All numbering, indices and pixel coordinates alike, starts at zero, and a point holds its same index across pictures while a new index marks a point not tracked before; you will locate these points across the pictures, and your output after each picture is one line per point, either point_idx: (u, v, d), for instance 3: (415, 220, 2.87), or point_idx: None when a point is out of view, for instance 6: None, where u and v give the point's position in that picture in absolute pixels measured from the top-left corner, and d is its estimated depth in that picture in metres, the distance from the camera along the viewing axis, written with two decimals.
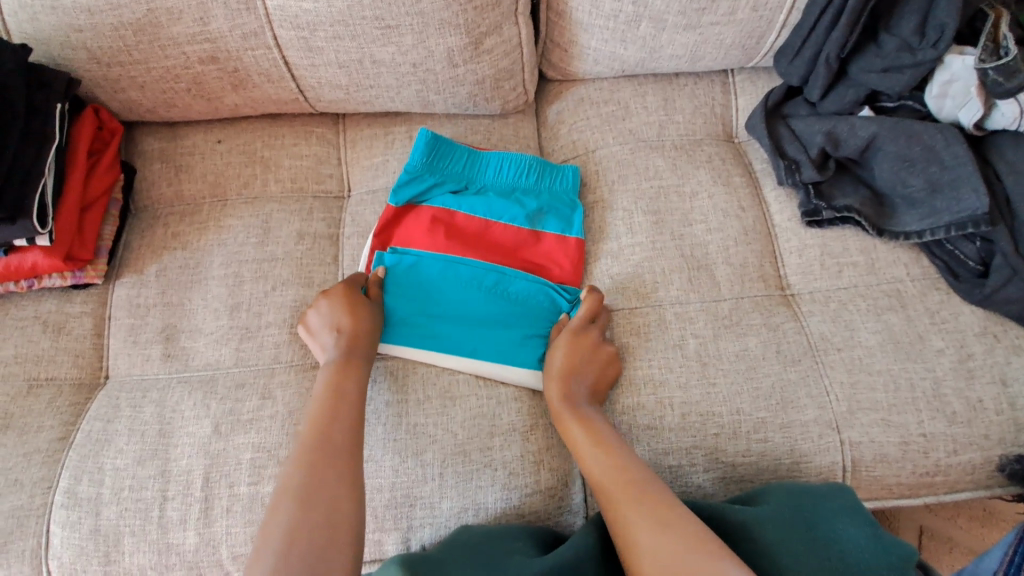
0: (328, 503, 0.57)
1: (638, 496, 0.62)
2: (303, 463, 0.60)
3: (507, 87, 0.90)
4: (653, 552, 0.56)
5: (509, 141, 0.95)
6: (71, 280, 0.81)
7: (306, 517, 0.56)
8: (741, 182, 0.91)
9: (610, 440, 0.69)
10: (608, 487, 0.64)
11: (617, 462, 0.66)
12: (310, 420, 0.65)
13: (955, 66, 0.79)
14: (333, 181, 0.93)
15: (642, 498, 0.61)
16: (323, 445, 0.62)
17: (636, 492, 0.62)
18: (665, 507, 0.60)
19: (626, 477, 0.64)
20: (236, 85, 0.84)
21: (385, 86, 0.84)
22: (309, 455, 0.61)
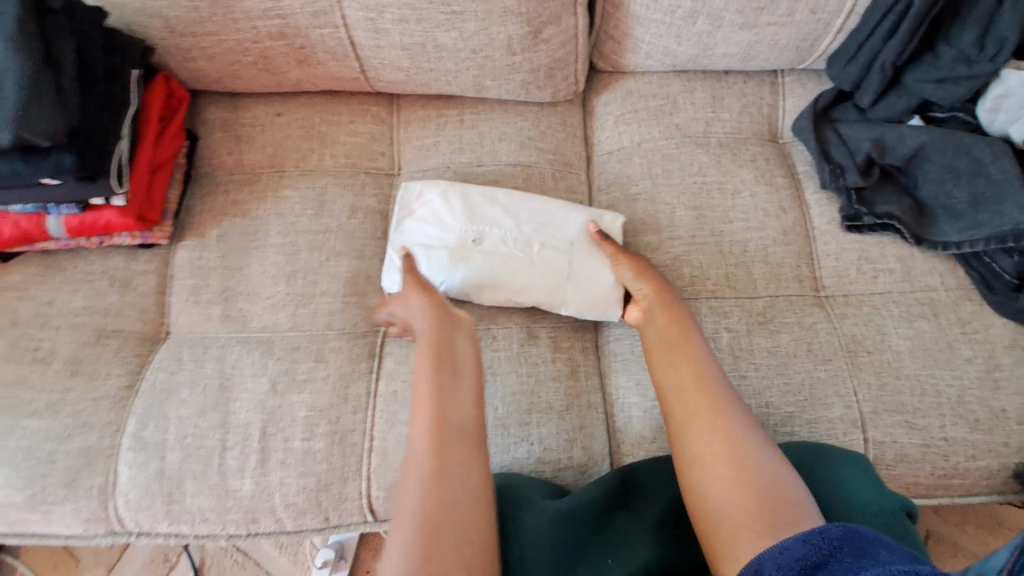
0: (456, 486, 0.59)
1: (716, 417, 0.62)
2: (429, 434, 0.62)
3: (560, 77, 0.92)
4: (722, 466, 0.59)
5: (556, 130, 0.98)
6: (139, 240, 0.86)
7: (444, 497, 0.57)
8: (783, 183, 0.92)
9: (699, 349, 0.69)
10: (677, 396, 0.65)
11: (705, 373, 0.66)
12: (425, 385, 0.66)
13: (1012, 80, 0.80)
14: (385, 159, 0.96)
15: (720, 406, 0.63)
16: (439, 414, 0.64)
17: (717, 411, 0.63)
18: (744, 438, 0.60)
19: (709, 392, 0.64)
20: (301, 62, 0.86)
21: (444, 70, 0.87)
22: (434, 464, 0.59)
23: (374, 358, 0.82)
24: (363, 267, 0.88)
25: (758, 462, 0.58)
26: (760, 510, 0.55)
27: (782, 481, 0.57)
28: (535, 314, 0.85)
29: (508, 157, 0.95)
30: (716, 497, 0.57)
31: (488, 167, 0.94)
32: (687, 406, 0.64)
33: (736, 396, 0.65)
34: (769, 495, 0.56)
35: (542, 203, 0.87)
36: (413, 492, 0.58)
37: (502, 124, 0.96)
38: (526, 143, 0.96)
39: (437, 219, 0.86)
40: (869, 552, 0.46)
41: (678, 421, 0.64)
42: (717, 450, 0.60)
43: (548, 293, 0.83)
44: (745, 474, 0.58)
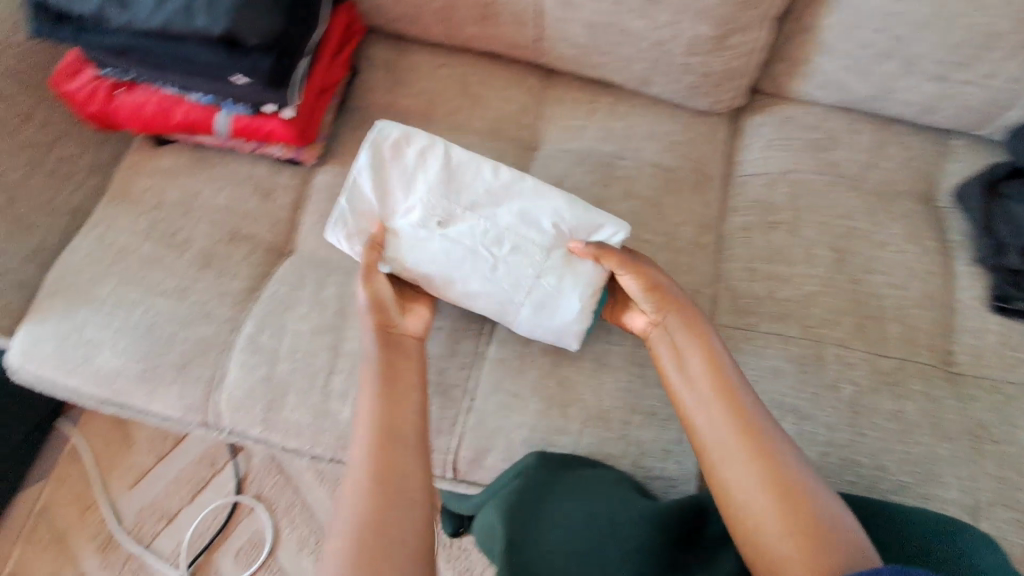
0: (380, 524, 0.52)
1: (761, 462, 0.59)
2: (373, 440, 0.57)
3: (727, 88, 0.90)
4: (773, 519, 0.56)
5: (704, 140, 0.96)
6: (292, 154, 0.88)
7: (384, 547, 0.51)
8: (933, 247, 0.88)
9: (744, 392, 0.64)
10: (710, 442, 0.62)
11: (744, 419, 0.62)
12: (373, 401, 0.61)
13: None
14: (529, 131, 0.96)
15: (761, 449, 0.60)
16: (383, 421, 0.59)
17: (765, 456, 0.59)
18: (794, 473, 0.58)
19: (743, 435, 0.61)
20: (482, 18, 0.87)
21: (619, 57, 0.85)
22: (385, 496, 0.54)
23: (487, 321, 0.82)
24: None
25: (807, 496, 0.57)
26: (815, 545, 0.53)
27: (830, 516, 0.55)
28: None
29: (652, 156, 0.93)
30: (772, 544, 0.55)
31: (629, 162, 0.93)
32: (727, 461, 0.60)
33: (774, 429, 0.62)
34: (821, 536, 0.54)
35: (563, 202, 0.74)
36: (353, 476, 0.55)
37: (652, 122, 0.95)
38: (673, 147, 0.94)
39: (406, 182, 0.77)
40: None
41: (717, 460, 0.61)
42: (764, 502, 0.57)
43: (503, 302, 0.76)
44: (797, 522, 0.55)
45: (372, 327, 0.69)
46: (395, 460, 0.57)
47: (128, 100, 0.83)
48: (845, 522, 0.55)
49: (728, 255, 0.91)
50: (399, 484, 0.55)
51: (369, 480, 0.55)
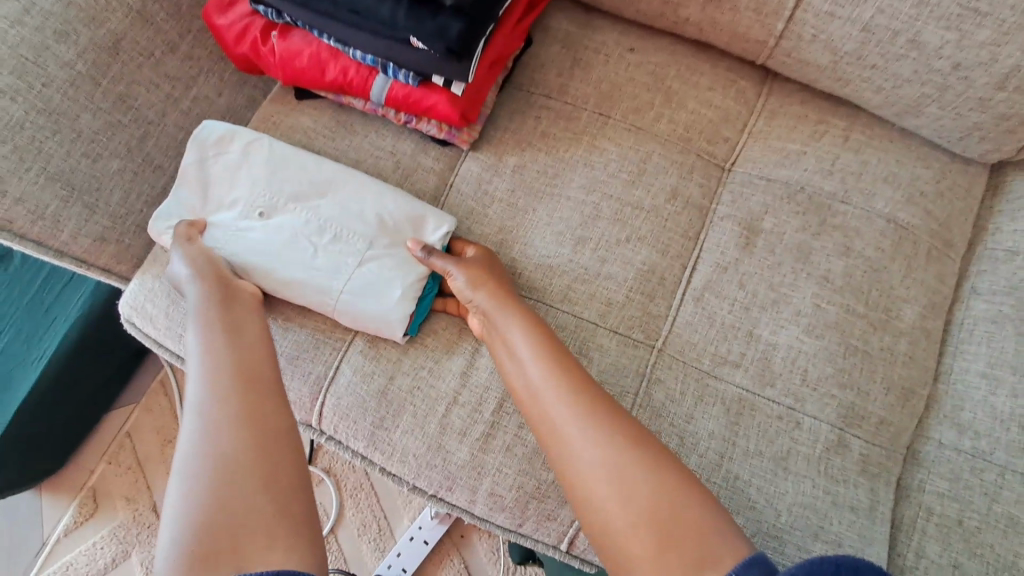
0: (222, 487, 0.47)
1: (583, 412, 0.57)
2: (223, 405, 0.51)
3: (1022, 135, 0.67)
4: (603, 501, 0.52)
5: (957, 195, 0.75)
6: (445, 135, 0.75)
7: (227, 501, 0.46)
8: None
9: (581, 382, 0.59)
10: (543, 395, 0.59)
11: (588, 396, 0.58)
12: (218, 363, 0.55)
13: None
14: (725, 146, 0.77)
15: (612, 437, 0.55)
16: (251, 404, 0.52)
17: (588, 410, 0.57)
18: (665, 476, 0.52)
19: (596, 436, 0.55)
20: (713, 0, 0.69)
21: (888, 75, 0.66)
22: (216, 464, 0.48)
23: (642, 380, 0.68)
24: (661, 266, 0.72)
25: (669, 491, 0.51)
26: (676, 536, 0.48)
27: (699, 521, 0.49)
28: (853, 416, 0.66)
29: (886, 207, 0.73)
30: (628, 540, 0.49)
31: (853, 209, 0.73)
32: (564, 443, 0.56)
33: (628, 422, 0.56)
34: (691, 539, 0.48)
35: (388, 195, 0.72)
36: (208, 407, 0.51)
37: (893, 162, 0.74)
38: (915, 198, 0.73)
39: (229, 174, 0.73)
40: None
41: (563, 455, 0.55)
42: (602, 478, 0.52)
43: (323, 295, 0.69)
44: (631, 505, 0.50)
45: (200, 294, 0.62)
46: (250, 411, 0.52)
47: (281, 46, 0.73)
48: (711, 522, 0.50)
49: (957, 351, 0.72)
50: (265, 419, 0.52)
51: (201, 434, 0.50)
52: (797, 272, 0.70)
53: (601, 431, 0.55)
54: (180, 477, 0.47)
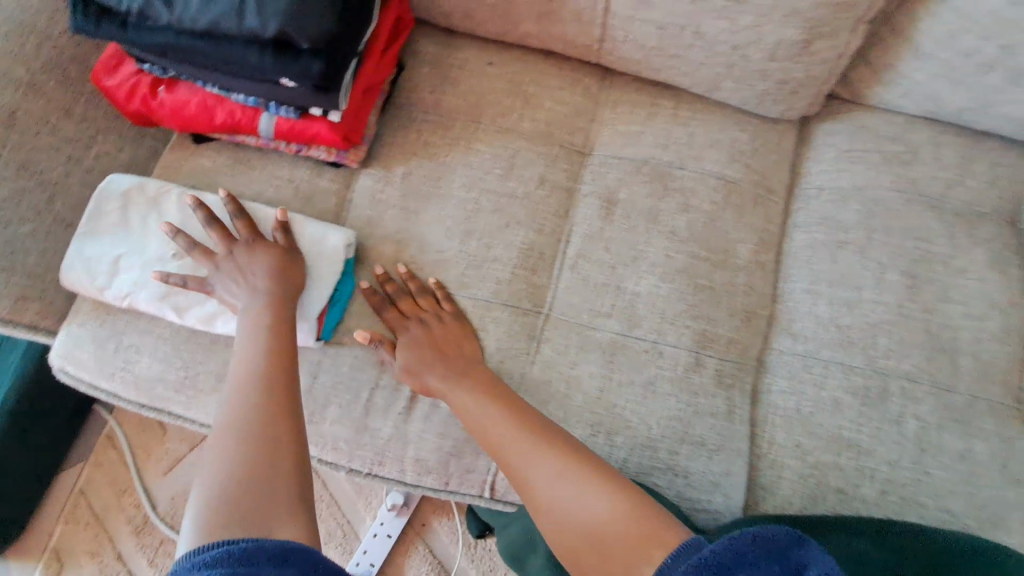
0: (255, 429, 0.59)
1: (529, 442, 0.66)
2: (254, 374, 0.64)
3: (802, 96, 0.83)
4: (546, 503, 0.61)
5: (771, 149, 0.90)
6: (335, 158, 0.85)
7: (256, 447, 0.57)
8: (1019, 277, 0.81)
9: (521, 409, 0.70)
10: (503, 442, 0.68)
11: (527, 422, 0.68)
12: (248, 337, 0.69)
13: None
14: (582, 135, 0.90)
15: (554, 449, 0.65)
16: (270, 380, 0.64)
17: (531, 439, 0.66)
18: (600, 477, 0.61)
19: (537, 443, 0.65)
20: (542, 16, 0.82)
21: (688, 61, 0.80)
22: (242, 416, 0.60)
23: (532, 340, 0.79)
24: (539, 243, 0.84)
25: (596, 488, 0.60)
26: (603, 533, 0.57)
27: (628, 509, 0.57)
28: (706, 340, 0.80)
29: (715, 167, 0.88)
30: (566, 525, 0.59)
31: (689, 172, 0.87)
32: (510, 460, 0.66)
33: (566, 441, 0.66)
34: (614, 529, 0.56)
35: (300, 228, 0.80)
36: (243, 374, 0.64)
37: (716, 130, 0.89)
38: (738, 157, 0.88)
39: (142, 220, 0.80)
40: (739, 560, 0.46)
41: (513, 471, 0.65)
42: (541, 487, 0.62)
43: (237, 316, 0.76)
44: (564, 510, 0.60)
45: (231, 262, 0.75)
46: (260, 411, 0.60)
47: (168, 99, 0.81)
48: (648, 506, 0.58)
49: (788, 274, 0.87)
50: (281, 394, 0.63)
51: (235, 422, 0.59)
52: (649, 231, 0.84)
53: (546, 463, 0.63)
54: (215, 446, 0.58)
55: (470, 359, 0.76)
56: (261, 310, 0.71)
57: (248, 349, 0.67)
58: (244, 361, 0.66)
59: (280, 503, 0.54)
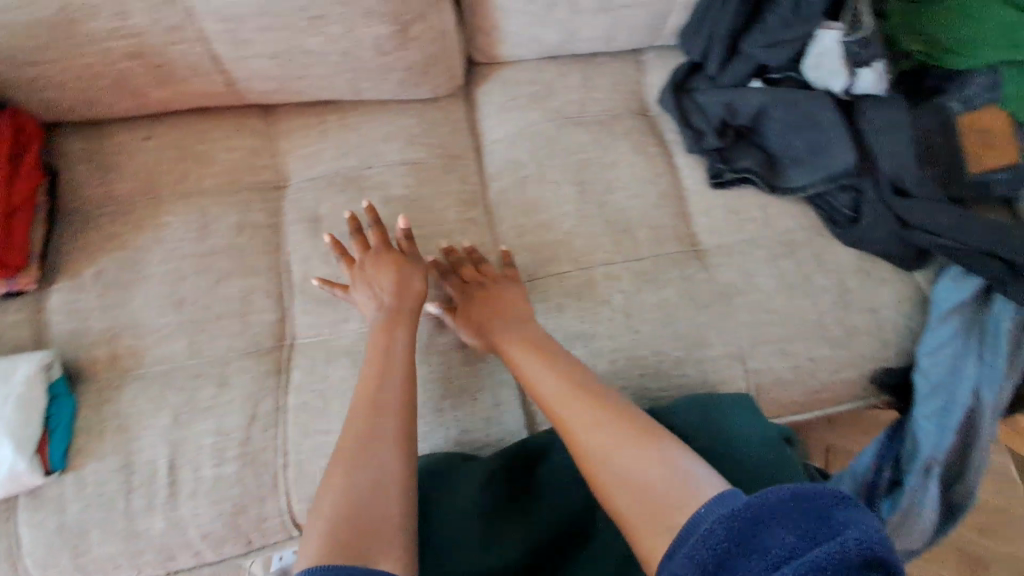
0: (347, 446, 0.61)
1: (609, 419, 0.65)
2: (359, 409, 0.65)
3: (436, 71, 0.92)
4: (601, 459, 0.62)
5: (441, 124, 1.00)
6: (3, 288, 0.80)
7: (338, 465, 0.60)
8: (655, 152, 1.00)
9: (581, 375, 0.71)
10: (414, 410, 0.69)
11: (614, 399, 0.67)
12: (368, 367, 0.70)
13: (824, 41, 0.86)
14: (269, 171, 0.93)
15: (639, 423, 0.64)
16: (379, 397, 0.66)
17: (616, 414, 0.65)
18: (658, 448, 0.61)
19: (618, 409, 0.66)
20: (162, 80, 0.84)
21: (316, 77, 0.86)
22: (349, 445, 0.61)
23: (281, 373, 0.82)
24: (258, 283, 0.86)
25: (658, 452, 0.60)
26: (636, 489, 0.58)
27: (684, 468, 0.58)
28: (441, 304, 0.87)
29: (397, 157, 0.96)
30: (633, 480, 0.59)
31: (376, 168, 0.95)
32: (569, 423, 0.66)
33: (644, 420, 0.65)
34: (655, 491, 0.57)
35: None
36: (346, 423, 0.64)
37: (385, 124, 0.97)
38: (414, 140, 0.97)
39: None
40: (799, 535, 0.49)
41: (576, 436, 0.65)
42: (604, 440, 0.63)
43: None
44: (612, 468, 0.61)
45: (385, 303, 0.77)
46: (375, 429, 0.63)
47: None
48: (689, 462, 0.59)
49: (497, 219, 0.98)
50: (375, 431, 0.63)
51: (346, 450, 0.61)
52: (357, 232, 0.90)
53: (662, 445, 0.61)
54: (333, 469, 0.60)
55: (517, 308, 0.82)
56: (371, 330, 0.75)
57: (370, 378, 0.69)
58: (361, 407, 0.65)
59: (388, 521, 0.55)
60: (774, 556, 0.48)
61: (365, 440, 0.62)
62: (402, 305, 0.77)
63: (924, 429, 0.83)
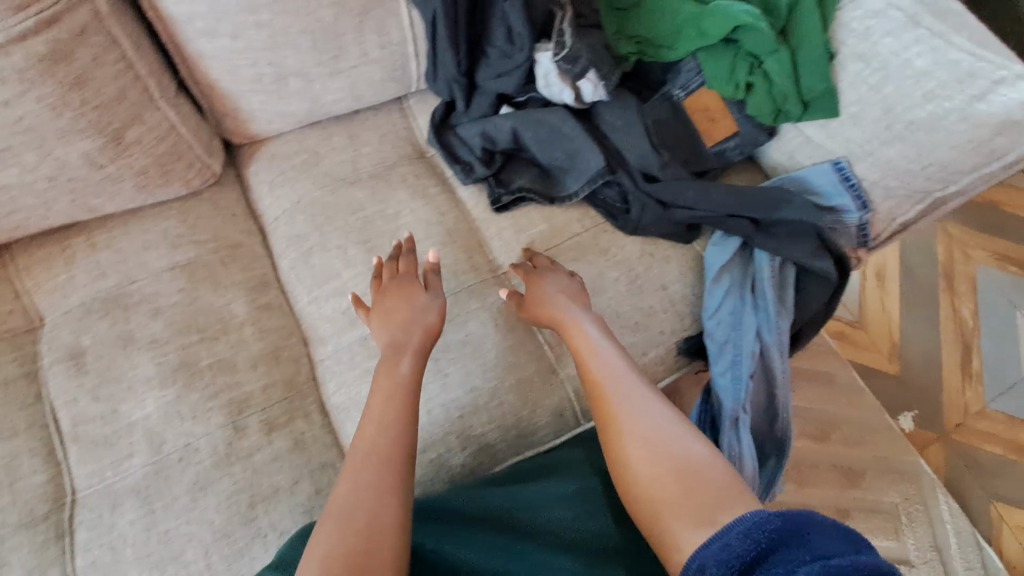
0: (353, 508, 0.58)
1: (630, 405, 0.71)
2: (371, 451, 0.63)
3: (179, 168, 0.89)
4: (638, 446, 0.67)
5: (209, 216, 0.95)
6: None
7: (344, 525, 0.57)
8: (436, 192, 1.00)
9: (622, 364, 0.76)
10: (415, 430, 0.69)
11: (620, 383, 0.74)
12: (377, 403, 0.69)
13: (541, 62, 0.92)
14: (17, 316, 0.86)
15: (661, 409, 0.70)
16: (371, 450, 0.64)
17: (632, 402, 0.71)
18: (663, 434, 0.67)
19: (631, 401, 0.71)
20: None
21: (30, 207, 0.80)
22: (347, 506, 0.58)
23: (63, 537, 0.74)
24: (20, 444, 0.77)
25: (665, 441, 0.67)
26: (677, 475, 0.63)
27: (692, 457, 0.65)
28: (239, 406, 0.82)
29: (162, 263, 0.90)
30: (641, 472, 0.65)
31: (141, 281, 0.88)
32: (610, 418, 0.71)
33: (660, 406, 0.71)
34: (688, 471, 0.63)
35: None
36: (351, 473, 0.62)
37: (141, 233, 0.91)
38: (180, 241, 0.92)
39: None
40: (802, 538, 0.52)
41: (616, 431, 0.70)
42: (636, 426, 0.69)
43: None
44: (653, 450, 0.66)
45: (387, 334, 0.77)
46: (381, 484, 0.61)
47: None
48: (691, 443, 0.66)
49: (291, 298, 0.94)
50: (384, 483, 0.61)
51: (335, 506, 0.59)
52: (129, 355, 0.83)
53: (685, 431, 0.68)
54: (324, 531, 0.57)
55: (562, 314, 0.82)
56: (405, 356, 0.74)
57: (368, 431, 0.66)
58: (363, 446, 0.64)
59: None
60: (819, 554, 0.50)
61: (368, 487, 0.60)
62: (419, 322, 0.78)
63: (725, 383, 0.90)
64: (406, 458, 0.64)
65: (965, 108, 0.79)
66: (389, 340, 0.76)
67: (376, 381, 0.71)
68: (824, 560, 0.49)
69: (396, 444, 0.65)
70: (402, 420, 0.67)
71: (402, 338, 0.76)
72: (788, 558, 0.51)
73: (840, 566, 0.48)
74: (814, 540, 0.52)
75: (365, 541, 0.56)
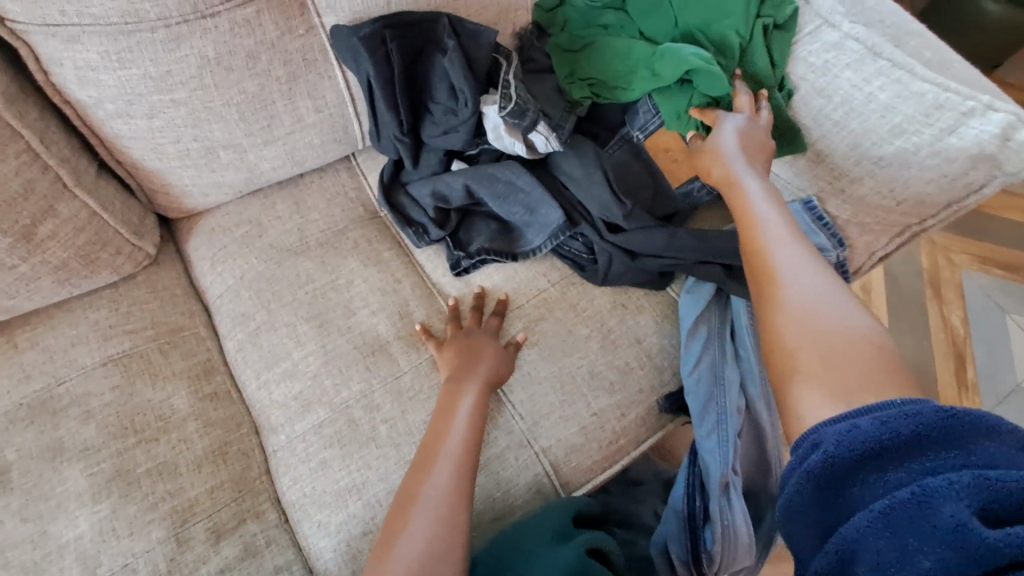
0: (426, 531, 0.64)
1: (806, 261, 0.62)
2: (452, 474, 0.69)
3: (108, 255, 0.83)
4: (796, 304, 0.57)
5: (146, 301, 0.88)
6: None
7: (421, 540, 0.63)
8: (391, 255, 0.94)
9: (788, 222, 0.68)
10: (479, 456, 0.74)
11: (795, 235, 0.66)
12: (462, 430, 0.74)
13: (488, 116, 0.88)
14: None
15: (831, 276, 0.59)
16: (453, 483, 0.68)
17: (810, 259, 0.62)
18: (839, 303, 0.56)
19: (793, 259, 0.62)
20: None
21: None
22: (432, 520, 0.64)
23: None
24: None
25: (836, 310, 0.55)
26: (830, 344, 0.53)
27: (856, 333, 0.53)
28: (185, 515, 0.74)
29: (93, 358, 0.82)
30: (789, 332, 0.56)
31: (69, 380, 0.81)
32: (761, 270, 0.63)
33: (828, 274, 0.60)
34: (838, 343, 0.53)
35: None
36: (434, 488, 0.67)
37: (71, 328, 0.84)
38: (113, 331, 0.85)
39: None
40: (967, 442, 0.40)
41: (767, 280, 0.62)
42: (794, 284, 0.59)
43: None
44: (807, 313, 0.56)
45: (457, 365, 0.81)
46: (453, 516, 0.65)
47: None
48: (854, 321, 0.54)
49: (240, 383, 0.87)
50: (453, 516, 0.65)
51: (417, 513, 0.65)
52: (56, 467, 0.75)
53: (849, 305, 0.56)
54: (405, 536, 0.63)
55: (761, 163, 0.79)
56: (472, 396, 0.77)
57: (451, 447, 0.72)
58: (450, 459, 0.70)
59: None
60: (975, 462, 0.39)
61: (443, 515, 0.65)
62: (489, 371, 0.81)
63: (710, 445, 0.83)
64: (469, 493, 0.69)
65: (934, 142, 0.77)
66: (474, 372, 0.80)
67: (456, 401, 0.77)
68: (979, 472, 0.38)
69: (461, 474, 0.70)
70: (469, 450, 0.72)
71: (476, 373, 0.80)
72: (929, 461, 0.40)
73: (1007, 481, 0.36)
74: (975, 443, 0.40)
75: (439, 561, 0.62)
